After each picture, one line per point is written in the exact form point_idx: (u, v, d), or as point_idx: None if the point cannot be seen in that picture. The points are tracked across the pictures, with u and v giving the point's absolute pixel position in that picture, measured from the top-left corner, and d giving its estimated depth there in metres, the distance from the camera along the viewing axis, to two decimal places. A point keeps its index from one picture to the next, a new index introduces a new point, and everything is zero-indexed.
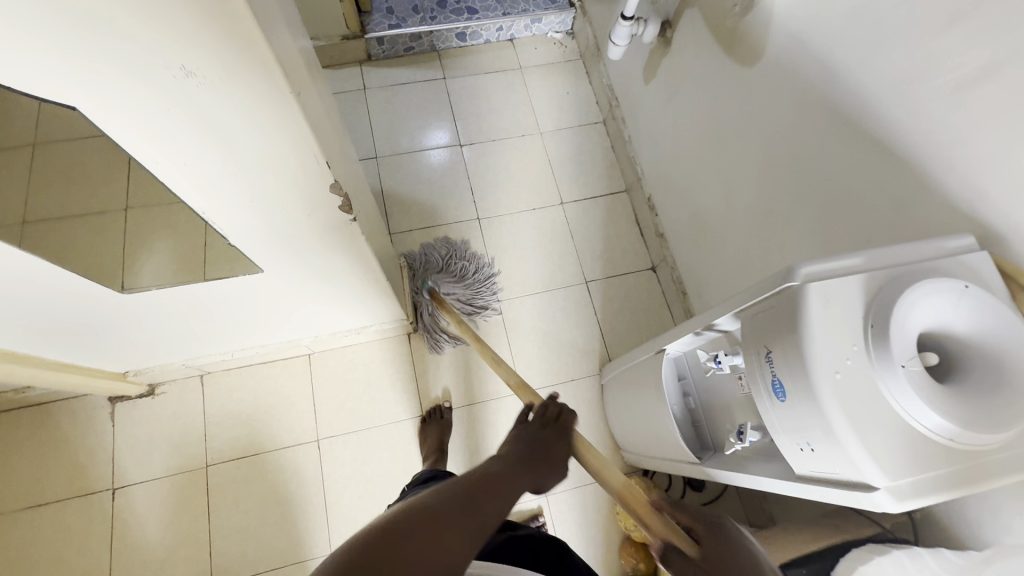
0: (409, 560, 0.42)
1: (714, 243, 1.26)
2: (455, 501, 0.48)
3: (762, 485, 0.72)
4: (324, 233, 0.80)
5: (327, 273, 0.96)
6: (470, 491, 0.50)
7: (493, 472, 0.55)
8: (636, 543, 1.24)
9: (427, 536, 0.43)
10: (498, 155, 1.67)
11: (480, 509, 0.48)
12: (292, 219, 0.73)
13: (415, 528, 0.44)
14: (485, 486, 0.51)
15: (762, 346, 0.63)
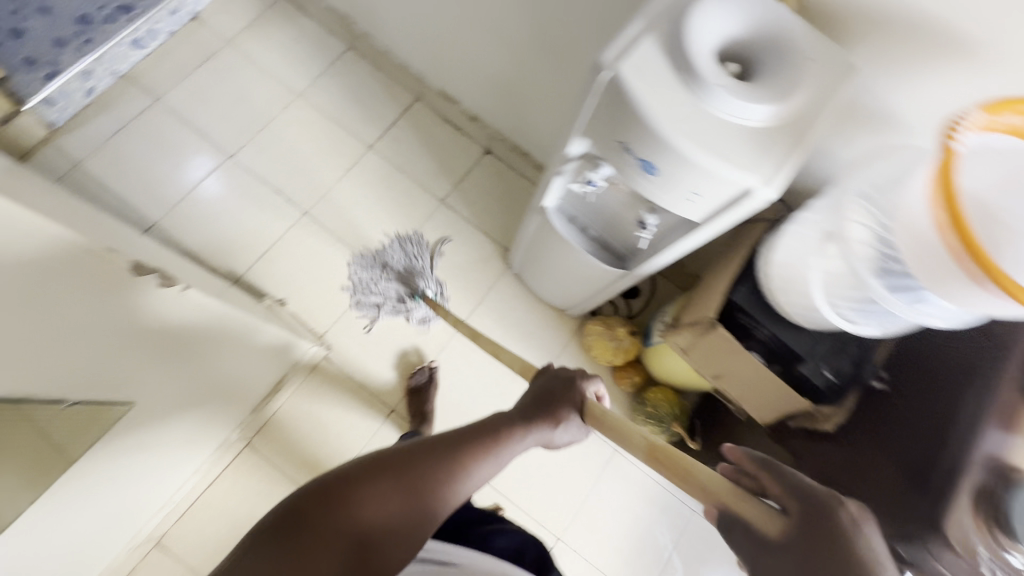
0: (344, 512, 0.49)
1: (522, 90, 1.27)
2: (441, 466, 0.54)
3: (681, 249, 0.81)
4: (119, 297, 0.69)
5: (177, 347, 0.84)
6: (459, 450, 0.56)
7: (501, 425, 0.60)
8: (622, 366, 1.38)
9: (395, 486, 0.52)
10: (277, 142, 1.49)
11: (455, 464, 0.55)
12: (78, 315, 0.63)
13: (391, 478, 0.52)
14: (483, 442, 0.57)
15: (616, 143, 0.68)
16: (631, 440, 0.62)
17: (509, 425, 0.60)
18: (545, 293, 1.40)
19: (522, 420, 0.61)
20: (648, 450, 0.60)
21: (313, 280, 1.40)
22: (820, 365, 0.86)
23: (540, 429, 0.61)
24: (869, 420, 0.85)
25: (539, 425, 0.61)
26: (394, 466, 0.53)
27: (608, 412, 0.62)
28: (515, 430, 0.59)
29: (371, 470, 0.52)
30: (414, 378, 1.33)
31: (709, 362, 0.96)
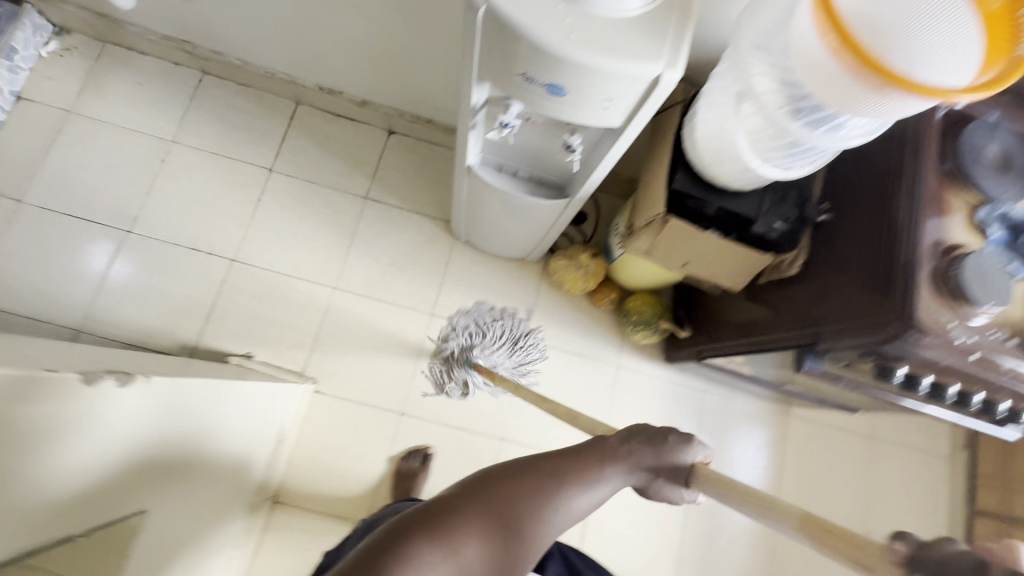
0: (438, 544, 0.44)
1: (398, 58, 1.18)
2: (541, 501, 0.49)
3: (611, 159, 0.81)
4: (120, 412, 0.67)
5: (179, 442, 0.82)
6: (559, 484, 0.50)
7: (604, 458, 0.54)
8: (596, 289, 1.41)
9: (495, 524, 0.46)
10: (173, 199, 1.37)
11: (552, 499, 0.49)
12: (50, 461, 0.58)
13: (487, 513, 0.47)
14: (584, 474, 0.52)
15: (516, 76, 0.67)
16: (780, 505, 0.49)
17: (609, 460, 0.54)
18: (500, 250, 1.40)
19: (621, 454, 0.54)
20: (802, 515, 0.47)
21: (271, 323, 1.34)
22: (771, 218, 0.91)
23: (638, 461, 0.54)
24: (827, 254, 0.91)
25: (636, 458, 0.54)
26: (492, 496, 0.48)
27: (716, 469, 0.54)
28: (613, 466, 0.53)
29: (471, 507, 0.47)
30: (408, 462, 1.28)
31: (673, 253, 1.00)
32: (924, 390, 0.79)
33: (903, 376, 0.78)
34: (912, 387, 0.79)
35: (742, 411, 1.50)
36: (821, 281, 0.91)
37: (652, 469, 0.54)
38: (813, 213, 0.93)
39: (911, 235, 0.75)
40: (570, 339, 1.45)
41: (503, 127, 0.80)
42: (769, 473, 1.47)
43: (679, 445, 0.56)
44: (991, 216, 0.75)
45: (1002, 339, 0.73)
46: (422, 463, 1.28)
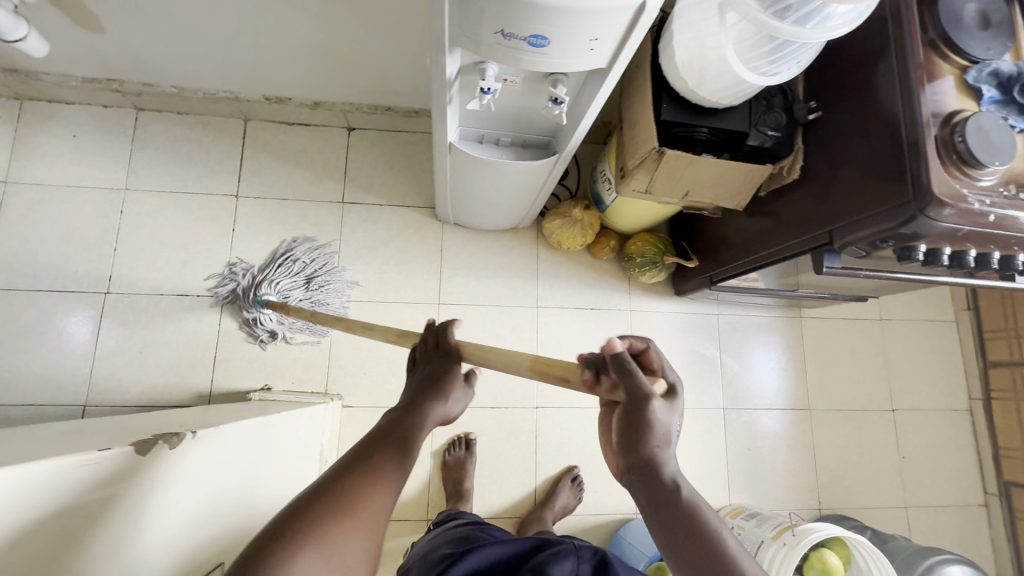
0: None
1: (345, 48, 1.11)
2: (351, 493, 0.40)
3: (600, 104, 0.79)
4: (184, 473, 0.63)
5: (238, 494, 0.77)
6: (363, 469, 0.41)
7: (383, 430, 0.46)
8: (594, 241, 1.41)
9: (306, 552, 0.36)
10: (144, 249, 1.30)
11: (372, 484, 0.41)
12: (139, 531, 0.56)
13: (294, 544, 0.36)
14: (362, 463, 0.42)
15: (492, 35, 0.64)
16: (516, 366, 0.52)
17: (407, 417, 0.47)
18: (492, 223, 1.37)
19: (422, 403, 0.49)
20: (530, 363, 0.51)
21: (282, 350, 1.30)
22: (762, 130, 0.91)
23: (437, 405, 0.49)
24: (823, 152, 0.91)
25: (432, 401, 0.49)
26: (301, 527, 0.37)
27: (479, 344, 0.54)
28: (415, 420, 0.47)
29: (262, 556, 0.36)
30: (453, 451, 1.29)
31: (672, 186, 0.99)
32: (946, 262, 0.79)
33: (923, 252, 0.78)
34: (934, 261, 0.79)
35: (757, 325, 1.53)
36: (823, 180, 0.91)
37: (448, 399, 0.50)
38: (802, 114, 0.92)
39: (909, 111, 0.75)
40: (580, 296, 1.45)
41: (483, 94, 0.76)
42: (794, 376, 1.52)
43: (459, 363, 0.53)
44: (979, 76, 0.75)
45: (1011, 193, 0.74)
46: (467, 450, 1.29)
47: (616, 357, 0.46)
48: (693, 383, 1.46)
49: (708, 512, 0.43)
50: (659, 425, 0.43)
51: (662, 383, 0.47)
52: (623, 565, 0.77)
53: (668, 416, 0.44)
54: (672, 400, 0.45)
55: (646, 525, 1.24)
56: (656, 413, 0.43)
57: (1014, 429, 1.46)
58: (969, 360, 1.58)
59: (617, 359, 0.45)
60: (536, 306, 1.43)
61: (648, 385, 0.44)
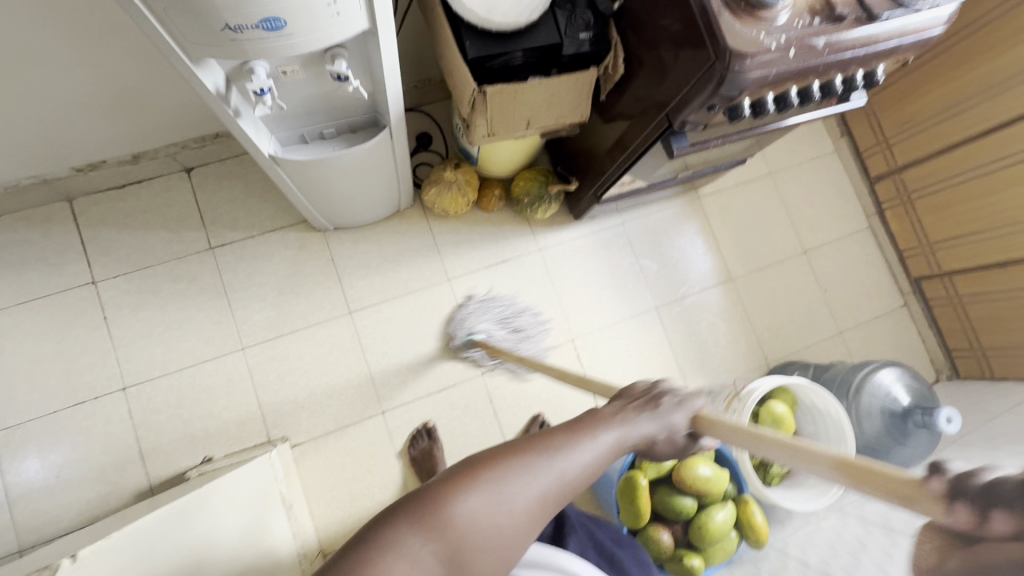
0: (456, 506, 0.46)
1: (126, 88, 1.01)
2: (538, 467, 0.48)
3: (390, 65, 0.74)
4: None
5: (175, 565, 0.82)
6: (554, 448, 0.49)
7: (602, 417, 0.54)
8: (479, 196, 1.37)
9: (491, 495, 0.46)
10: (14, 373, 1.19)
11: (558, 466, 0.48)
12: None
13: (488, 479, 0.47)
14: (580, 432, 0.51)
15: (221, 32, 0.58)
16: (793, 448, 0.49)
17: (605, 420, 0.53)
18: (371, 215, 1.32)
19: (631, 412, 0.55)
20: (837, 462, 0.44)
21: (207, 417, 1.24)
22: (573, 35, 0.89)
23: (639, 424, 0.54)
24: (638, 38, 0.90)
25: (641, 418, 0.54)
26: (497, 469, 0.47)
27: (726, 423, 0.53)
28: (611, 421, 0.53)
29: (456, 477, 0.48)
30: (417, 445, 1.29)
31: (513, 120, 0.96)
32: (773, 107, 0.82)
33: (749, 106, 0.81)
34: (762, 111, 0.82)
35: (663, 219, 1.56)
36: (647, 64, 0.89)
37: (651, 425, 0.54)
38: (605, 6, 0.90)
39: None
40: (487, 254, 1.43)
41: (263, 96, 0.70)
42: (711, 254, 1.57)
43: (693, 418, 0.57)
44: None
45: (807, 22, 0.75)
46: (430, 439, 1.29)
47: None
48: (622, 295, 1.49)
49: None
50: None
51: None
52: (578, 520, 0.80)
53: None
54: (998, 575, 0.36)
55: None
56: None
57: (909, 228, 1.57)
58: (857, 182, 1.67)
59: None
60: (448, 278, 1.40)
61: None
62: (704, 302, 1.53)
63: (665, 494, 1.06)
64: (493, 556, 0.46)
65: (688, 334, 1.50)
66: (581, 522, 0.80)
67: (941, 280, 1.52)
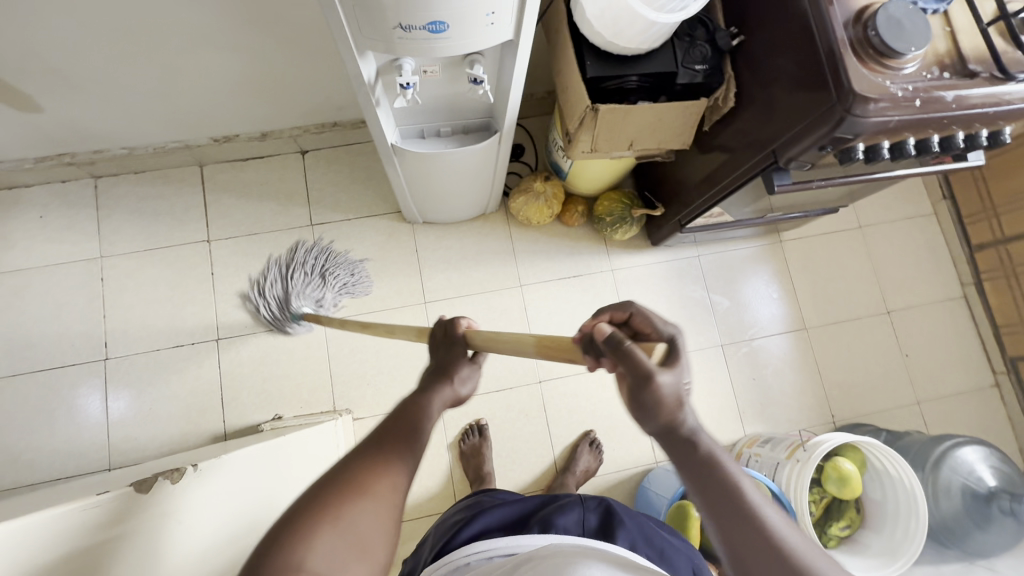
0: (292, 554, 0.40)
1: (274, 74, 1.13)
2: (374, 474, 0.46)
3: (519, 75, 0.80)
4: (195, 502, 0.77)
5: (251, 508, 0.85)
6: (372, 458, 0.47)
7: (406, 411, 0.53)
8: (562, 209, 1.42)
9: (333, 524, 0.42)
10: (132, 310, 1.33)
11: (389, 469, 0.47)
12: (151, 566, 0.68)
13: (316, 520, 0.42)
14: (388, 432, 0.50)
15: (392, 30, 0.66)
16: (517, 343, 0.56)
17: (414, 410, 0.54)
18: (458, 214, 1.39)
19: (431, 387, 0.57)
20: (535, 342, 0.55)
21: (284, 378, 1.33)
22: (689, 66, 0.92)
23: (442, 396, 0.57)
24: (752, 75, 0.92)
25: (438, 393, 0.56)
26: (328, 499, 0.43)
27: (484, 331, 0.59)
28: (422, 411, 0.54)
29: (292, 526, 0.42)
30: (468, 439, 1.32)
31: (616, 140, 1.00)
32: (887, 155, 0.82)
33: (863, 151, 0.81)
34: (875, 157, 0.82)
35: (741, 258, 1.54)
36: (758, 101, 0.92)
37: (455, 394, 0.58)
38: (724, 42, 0.93)
39: (820, 16, 0.76)
40: (559, 266, 1.47)
41: (405, 90, 0.78)
42: (786, 300, 1.54)
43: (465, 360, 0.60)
44: None
45: (935, 76, 0.75)
46: (482, 435, 1.32)
47: (614, 339, 0.47)
48: (688, 327, 1.48)
49: (733, 466, 0.46)
50: (665, 401, 0.44)
51: (660, 347, 0.47)
52: (627, 515, 0.81)
53: (675, 390, 0.44)
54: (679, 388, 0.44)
55: (666, 470, 1.27)
56: (658, 388, 0.44)
57: (1008, 304, 1.47)
58: (954, 248, 1.59)
59: (615, 339, 0.47)
60: (520, 284, 1.45)
61: (648, 361, 0.45)
62: (772, 347, 1.50)
63: None
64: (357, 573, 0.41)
65: (751, 376, 1.47)
66: (633, 516, 0.81)
67: None
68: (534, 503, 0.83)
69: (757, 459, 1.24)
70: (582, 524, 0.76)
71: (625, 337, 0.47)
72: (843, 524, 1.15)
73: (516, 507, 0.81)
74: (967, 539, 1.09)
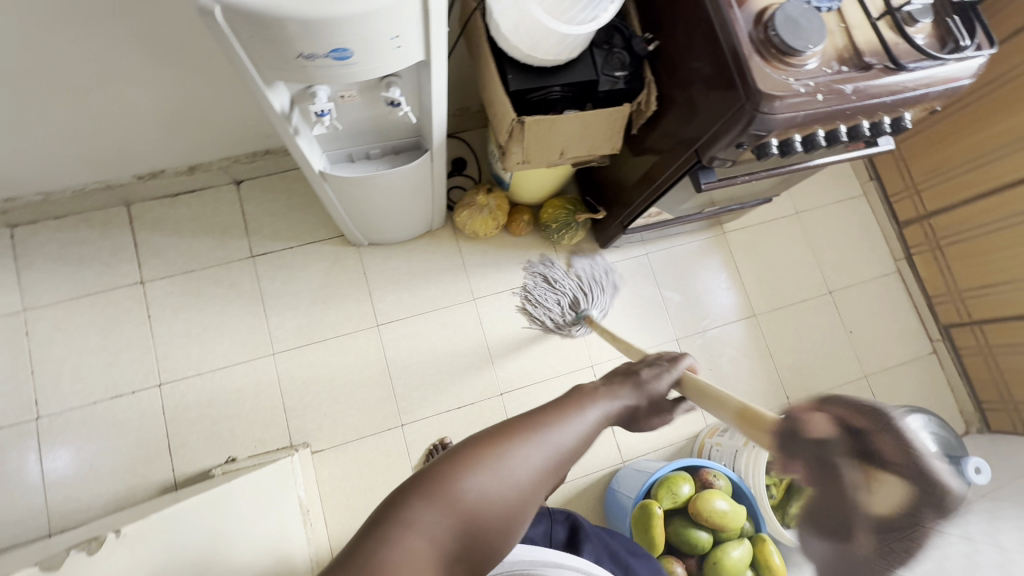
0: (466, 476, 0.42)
1: (194, 106, 1.10)
2: (532, 440, 0.44)
3: (438, 94, 0.80)
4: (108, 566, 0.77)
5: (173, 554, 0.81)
6: (546, 417, 0.46)
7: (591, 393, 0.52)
8: (508, 219, 1.42)
9: (495, 465, 0.43)
10: (62, 363, 1.26)
11: (558, 432, 0.46)
12: None
13: (485, 456, 0.43)
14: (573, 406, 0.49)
15: (295, 60, 0.64)
16: (724, 401, 0.58)
17: (593, 392, 0.51)
18: (404, 233, 1.37)
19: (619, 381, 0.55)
20: (739, 411, 0.55)
21: (234, 418, 1.28)
22: (609, 73, 0.94)
23: (627, 394, 0.54)
24: (670, 78, 0.95)
25: (626, 390, 0.54)
26: (505, 435, 0.45)
27: (700, 379, 0.61)
28: (598, 395, 0.51)
29: (462, 453, 0.44)
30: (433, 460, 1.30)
31: (547, 149, 1.01)
32: (801, 148, 0.85)
33: (777, 146, 0.84)
34: (789, 150, 0.85)
35: (688, 252, 1.58)
36: (678, 103, 0.94)
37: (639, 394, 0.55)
38: (640, 48, 0.95)
39: (723, 19, 0.79)
40: (511, 275, 1.47)
41: (322, 117, 0.77)
42: (734, 289, 1.58)
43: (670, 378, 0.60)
44: None
45: (836, 70, 0.79)
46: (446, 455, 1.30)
47: (843, 433, 0.36)
48: (644, 325, 1.51)
49: None
50: (862, 555, 0.34)
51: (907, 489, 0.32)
52: (595, 531, 0.80)
53: (883, 547, 0.34)
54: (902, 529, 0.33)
55: (632, 469, 1.28)
56: (906, 531, 0.34)
57: (937, 274, 1.55)
58: (884, 225, 1.67)
59: (851, 440, 0.35)
60: (473, 297, 1.44)
61: (870, 500, 0.33)
62: (725, 336, 1.54)
63: (680, 526, 1.04)
64: (501, 529, 0.42)
65: (708, 367, 1.50)
66: (601, 534, 0.80)
67: (971, 329, 1.50)
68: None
69: (717, 448, 1.27)
70: (547, 536, 0.78)
71: (855, 453, 0.34)
72: None
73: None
74: None
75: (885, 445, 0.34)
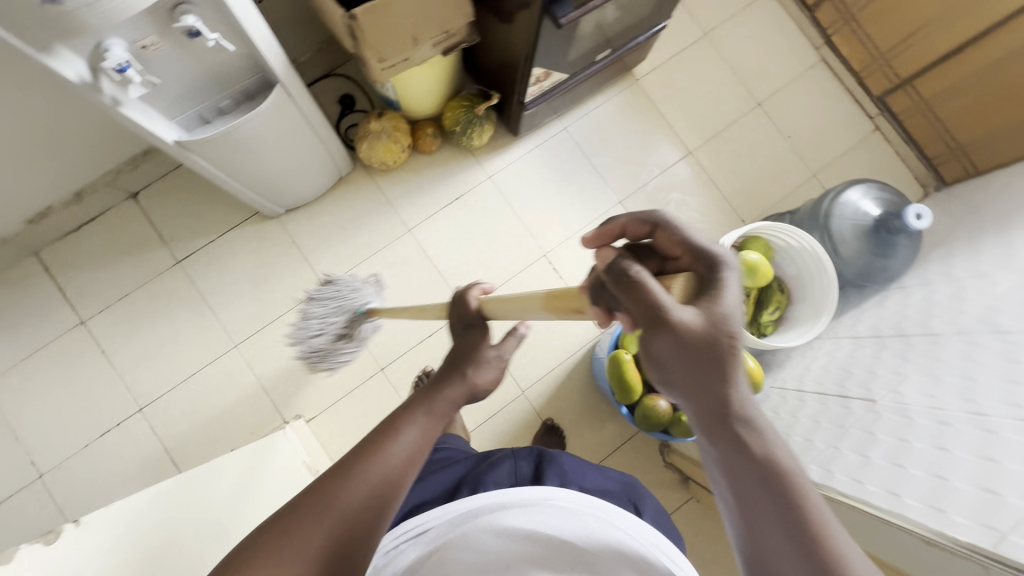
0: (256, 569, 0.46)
1: (32, 120, 1.04)
2: (311, 519, 0.49)
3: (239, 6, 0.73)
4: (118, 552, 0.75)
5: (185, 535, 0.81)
6: (336, 483, 0.51)
7: (378, 441, 0.55)
8: (411, 139, 1.36)
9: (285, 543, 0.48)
10: (42, 418, 1.28)
11: (358, 490, 0.51)
12: None
13: (270, 543, 0.48)
14: (359, 464, 0.53)
15: (44, 9, 0.58)
16: (528, 296, 0.62)
17: (394, 428, 0.56)
18: (313, 187, 1.33)
19: (418, 404, 0.59)
20: (544, 300, 0.60)
21: (223, 415, 1.31)
22: None
23: (423, 422, 0.58)
24: None
25: (428, 410, 0.59)
26: (307, 506, 0.50)
27: (497, 300, 0.67)
28: (396, 434, 0.56)
29: (259, 540, 0.48)
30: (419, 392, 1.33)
31: (399, 43, 0.94)
32: None
33: None
34: None
35: (607, 112, 1.52)
36: None
37: (431, 415, 0.59)
38: None
39: None
40: (438, 197, 1.43)
41: (127, 73, 0.70)
42: (663, 134, 1.53)
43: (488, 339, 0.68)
44: None
45: None
46: (433, 381, 1.32)
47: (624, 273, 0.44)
48: (583, 200, 1.48)
49: (772, 437, 0.45)
50: (695, 337, 0.42)
51: (681, 283, 0.45)
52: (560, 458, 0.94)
53: (699, 321, 0.42)
54: (705, 313, 0.42)
55: None
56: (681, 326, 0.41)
57: (859, 48, 1.49)
58: (797, 18, 1.59)
59: (619, 269, 0.44)
60: (408, 228, 1.42)
61: (661, 293, 0.42)
62: (667, 184, 1.51)
63: None
64: None
65: None
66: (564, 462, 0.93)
67: (904, 91, 1.45)
68: (466, 467, 0.93)
69: None
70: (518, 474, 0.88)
71: (630, 267, 0.44)
72: (772, 309, 1.21)
73: (450, 475, 0.92)
74: (875, 271, 1.15)
75: (668, 241, 0.48)
